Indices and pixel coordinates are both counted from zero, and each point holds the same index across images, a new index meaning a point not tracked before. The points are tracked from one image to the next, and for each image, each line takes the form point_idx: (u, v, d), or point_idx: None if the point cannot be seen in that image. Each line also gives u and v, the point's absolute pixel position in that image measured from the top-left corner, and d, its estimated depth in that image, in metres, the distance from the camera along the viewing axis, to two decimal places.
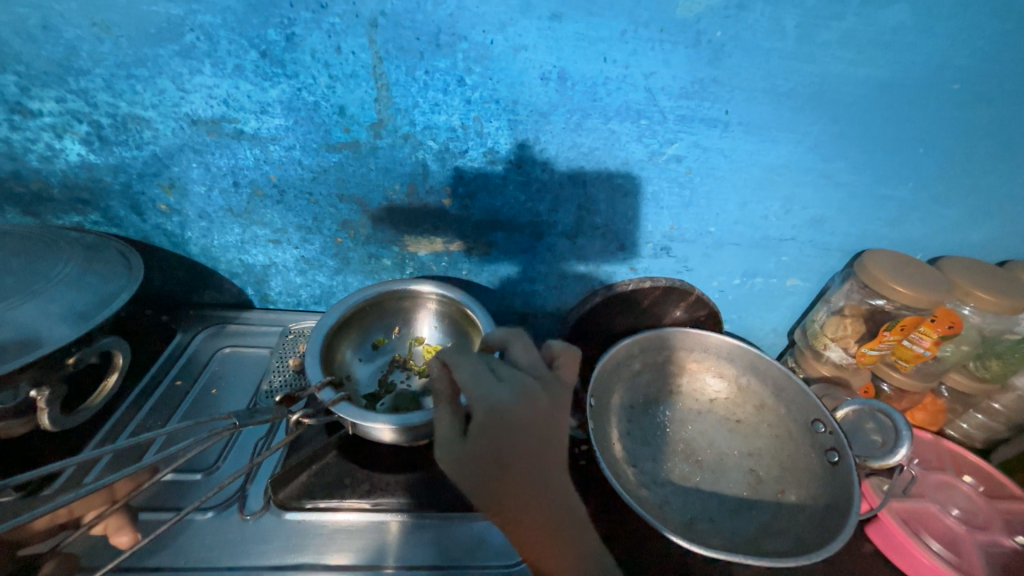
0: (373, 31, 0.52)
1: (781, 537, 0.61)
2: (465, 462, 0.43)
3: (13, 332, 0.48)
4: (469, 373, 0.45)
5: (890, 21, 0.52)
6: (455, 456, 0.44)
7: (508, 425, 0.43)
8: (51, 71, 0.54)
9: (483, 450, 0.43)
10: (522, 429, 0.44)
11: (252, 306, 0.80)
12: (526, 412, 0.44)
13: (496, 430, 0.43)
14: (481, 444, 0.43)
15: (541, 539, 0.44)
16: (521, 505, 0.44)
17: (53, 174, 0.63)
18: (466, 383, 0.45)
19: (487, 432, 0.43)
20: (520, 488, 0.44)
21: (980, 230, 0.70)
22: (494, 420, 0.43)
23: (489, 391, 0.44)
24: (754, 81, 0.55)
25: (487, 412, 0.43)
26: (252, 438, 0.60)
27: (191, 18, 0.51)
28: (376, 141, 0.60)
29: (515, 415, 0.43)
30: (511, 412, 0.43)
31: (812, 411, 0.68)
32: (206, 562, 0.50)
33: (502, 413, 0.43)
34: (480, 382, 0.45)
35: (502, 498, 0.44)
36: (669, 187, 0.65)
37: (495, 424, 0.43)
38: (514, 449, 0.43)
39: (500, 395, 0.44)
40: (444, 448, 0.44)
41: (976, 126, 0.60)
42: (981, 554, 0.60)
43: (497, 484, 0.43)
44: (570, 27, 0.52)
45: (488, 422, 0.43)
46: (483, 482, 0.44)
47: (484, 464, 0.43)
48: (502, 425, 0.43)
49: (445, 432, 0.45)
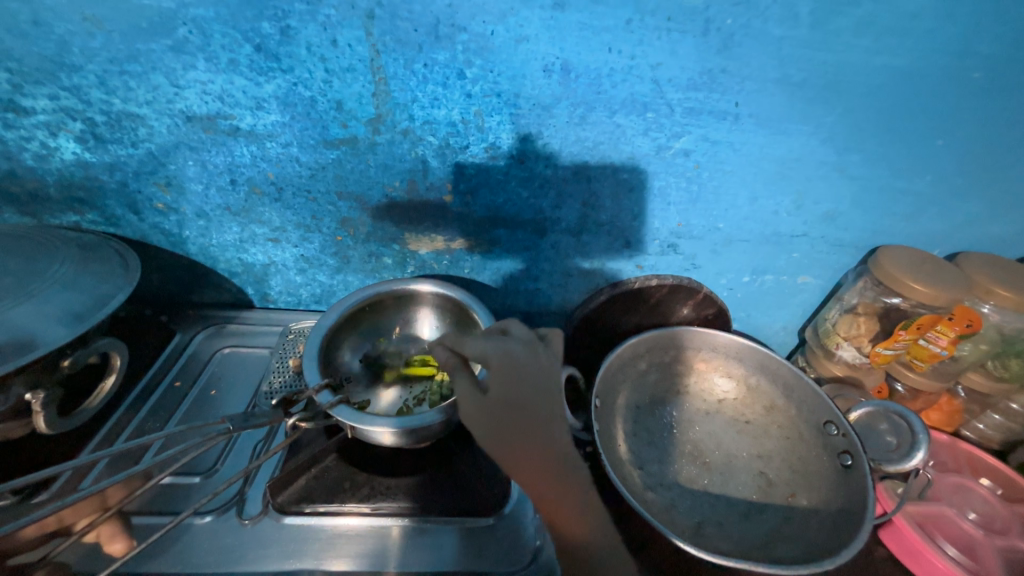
0: (370, 22, 0.50)
1: (792, 541, 0.59)
2: (487, 416, 0.45)
3: (8, 334, 0.47)
4: (478, 339, 0.48)
5: (909, 7, 0.49)
6: (480, 410, 0.45)
7: (521, 373, 0.46)
8: (43, 67, 0.53)
9: (505, 401, 0.45)
10: (535, 379, 0.47)
11: (252, 306, 0.79)
12: (535, 361, 0.47)
13: (513, 378, 0.46)
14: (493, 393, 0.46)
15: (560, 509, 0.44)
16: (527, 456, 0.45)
17: (50, 173, 0.62)
18: (477, 346, 0.47)
19: (506, 381, 0.46)
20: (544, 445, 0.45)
21: (1001, 224, 0.67)
22: (509, 368, 0.46)
23: (500, 345, 0.47)
24: (765, 70, 0.53)
25: (501, 362, 0.47)
26: (251, 441, 0.59)
27: (184, 11, 0.50)
28: (375, 137, 0.58)
29: (526, 364, 0.47)
30: (523, 360, 0.47)
31: (824, 412, 0.66)
32: (203, 568, 0.49)
33: (516, 364, 0.46)
34: (489, 341, 0.47)
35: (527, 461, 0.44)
36: (677, 182, 0.63)
37: (511, 374, 0.46)
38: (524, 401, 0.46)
39: (512, 347, 0.47)
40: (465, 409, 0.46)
41: (998, 116, 0.57)
42: (1001, 560, 0.58)
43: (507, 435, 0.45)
44: (573, 17, 0.50)
45: (506, 372, 0.46)
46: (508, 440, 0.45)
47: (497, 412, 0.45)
48: (516, 374, 0.46)
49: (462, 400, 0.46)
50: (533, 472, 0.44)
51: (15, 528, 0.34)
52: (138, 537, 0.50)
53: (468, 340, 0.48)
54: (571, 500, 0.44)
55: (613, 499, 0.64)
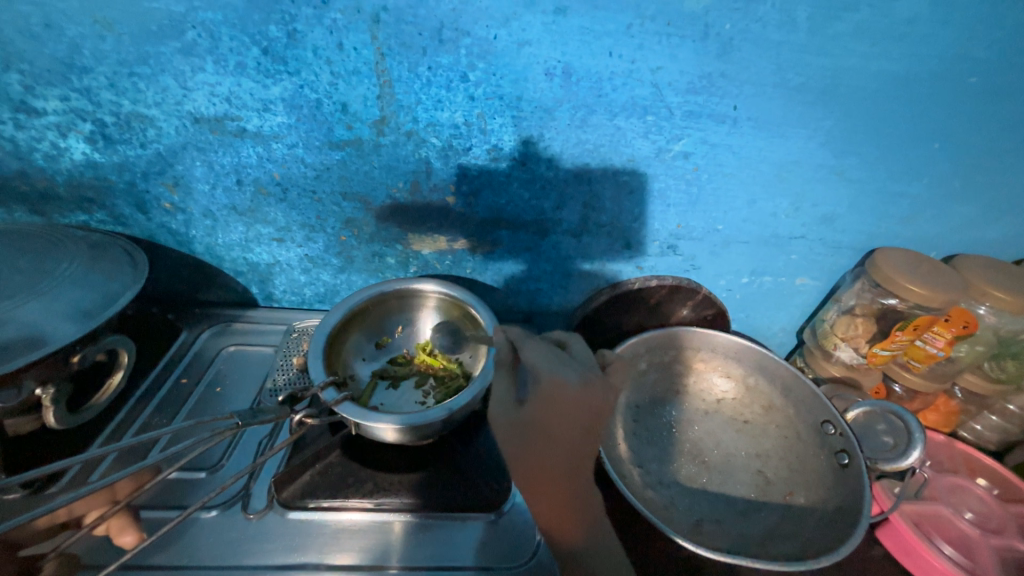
0: (376, 26, 0.51)
1: (789, 539, 0.60)
2: (520, 424, 0.46)
3: (18, 331, 0.48)
4: (535, 350, 0.48)
5: (906, 13, 0.50)
6: (512, 419, 0.46)
7: (565, 403, 0.46)
8: (54, 69, 0.54)
9: (536, 417, 0.46)
10: (577, 411, 0.46)
11: (256, 305, 0.80)
12: (585, 397, 0.46)
13: (552, 404, 0.46)
14: (535, 410, 0.46)
15: (566, 523, 0.46)
16: (555, 470, 0.47)
17: (59, 173, 0.63)
18: (532, 358, 0.48)
19: (544, 402, 0.46)
20: (569, 459, 0.47)
21: (998, 227, 0.68)
22: (554, 394, 0.46)
23: (554, 367, 0.47)
24: (764, 75, 0.54)
25: (550, 386, 0.46)
26: (256, 437, 0.60)
27: (192, 14, 0.51)
28: (379, 138, 0.59)
29: (576, 396, 0.46)
30: (571, 393, 0.46)
31: (822, 412, 0.67)
32: (209, 561, 0.50)
33: (563, 392, 0.46)
34: (545, 361, 0.47)
35: (547, 472, 0.46)
36: (676, 184, 0.64)
37: (555, 400, 0.46)
38: (560, 425, 0.46)
39: (566, 375, 0.47)
40: (498, 410, 0.47)
41: (994, 121, 0.58)
42: (996, 559, 0.59)
43: (538, 449, 0.46)
44: (574, 22, 0.51)
45: (551, 396, 0.46)
46: (529, 448, 0.46)
47: (531, 426, 0.46)
48: (559, 401, 0.46)
49: (500, 397, 0.48)
50: (548, 478, 0.46)
51: (28, 519, 0.34)
52: (149, 528, 0.52)
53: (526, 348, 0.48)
54: (577, 517, 0.47)
55: (612, 497, 0.65)
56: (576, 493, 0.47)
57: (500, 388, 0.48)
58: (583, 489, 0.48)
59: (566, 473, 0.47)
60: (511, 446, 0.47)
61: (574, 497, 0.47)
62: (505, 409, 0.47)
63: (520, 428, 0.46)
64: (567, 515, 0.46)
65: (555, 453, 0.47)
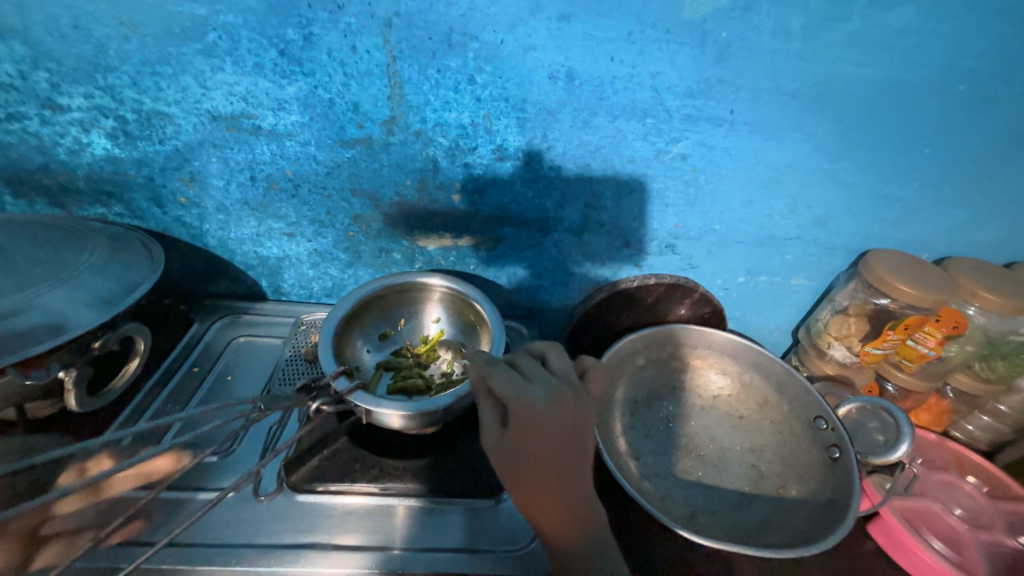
0: (388, 30, 0.53)
1: (780, 530, 0.61)
2: (507, 451, 0.46)
3: (41, 318, 0.50)
4: (501, 376, 0.47)
5: (896, 23, 0.53)
6: (499, 448, 0.46)
7: (540, 424, 0.45)
8: (80, 68, 0.57)
9: (519, 445, 0.45)
10: (554, 431, 0.45)
11: (265, 298, 0.82)
12: (557, 414, 0.45)
13: (529, 428, 0.45)
14: (515, 437, 0.45)
15: (568, 532, 0.48)
16: (548, 488, 0.46)
17: (80, 167, 0.65)
18: (498, 386, 0.46)
19: (522, 428, 0.45)
20: (560, 478, 0.47)
21: (988, 231, 0.70)
22: (527, 419, 0.45)
23: (521, 391, 0.45)
24: (759, 80, 0.56)
25: (522, 411, 0.45)
26: (266, 424, 0.63)
27: (214, 17, 0.53)
28: (388, 138, 0.62)
29: (548, 416, 0.45)
30: (542, 414, 0.45)
31: (814, 408, 0.69)
32: (222, 539, 0.52)
33: (534, 414, 0.45)
34: (513, 386, 0.46)
35: (539, 491, 0.46)
36: (675, 184, 0.66)
37: (530, 424, 0.45)
38: (544, 447, 0.45)
39: (534, 397, 0.45)
40: (485, 438, 0.47)
41: (983, 129, 0.60)
42: (983, 553, 0.61)
43: (528, 473, 0.46)
44: (578, 28, 0.53)
45: (524, 422, 0.45)
46: (518, 472, 0.46)
47: (516, 453, 0.46)
48: (534, 424, 0.45)
49: (486, 426, 0.47)
50: (542, 496, 0.47)
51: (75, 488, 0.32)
52: (175, 507, 0.54)
53: (492, 374, 0.47)
54: (578, 525, 0.48)
55: (611, 488, 0.67)
56: (573, 505, 0.48)
57: (483, 418, 0.48)
58: (579, 499, 0.48)
59: (559, 493, 0.47)
60: (503, 471, 0.47)
61: (571, 509, 0.48)
62: (492, 437, 0.47)
63: (507, 456, 0.46)
64: (568, 524, 0.48)
65: (545, 474, 0.46)
